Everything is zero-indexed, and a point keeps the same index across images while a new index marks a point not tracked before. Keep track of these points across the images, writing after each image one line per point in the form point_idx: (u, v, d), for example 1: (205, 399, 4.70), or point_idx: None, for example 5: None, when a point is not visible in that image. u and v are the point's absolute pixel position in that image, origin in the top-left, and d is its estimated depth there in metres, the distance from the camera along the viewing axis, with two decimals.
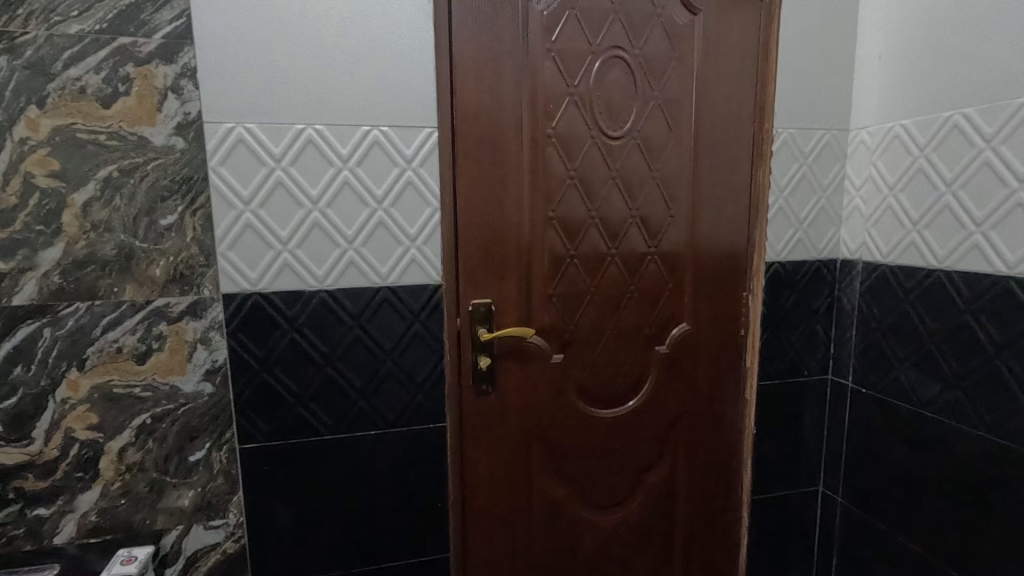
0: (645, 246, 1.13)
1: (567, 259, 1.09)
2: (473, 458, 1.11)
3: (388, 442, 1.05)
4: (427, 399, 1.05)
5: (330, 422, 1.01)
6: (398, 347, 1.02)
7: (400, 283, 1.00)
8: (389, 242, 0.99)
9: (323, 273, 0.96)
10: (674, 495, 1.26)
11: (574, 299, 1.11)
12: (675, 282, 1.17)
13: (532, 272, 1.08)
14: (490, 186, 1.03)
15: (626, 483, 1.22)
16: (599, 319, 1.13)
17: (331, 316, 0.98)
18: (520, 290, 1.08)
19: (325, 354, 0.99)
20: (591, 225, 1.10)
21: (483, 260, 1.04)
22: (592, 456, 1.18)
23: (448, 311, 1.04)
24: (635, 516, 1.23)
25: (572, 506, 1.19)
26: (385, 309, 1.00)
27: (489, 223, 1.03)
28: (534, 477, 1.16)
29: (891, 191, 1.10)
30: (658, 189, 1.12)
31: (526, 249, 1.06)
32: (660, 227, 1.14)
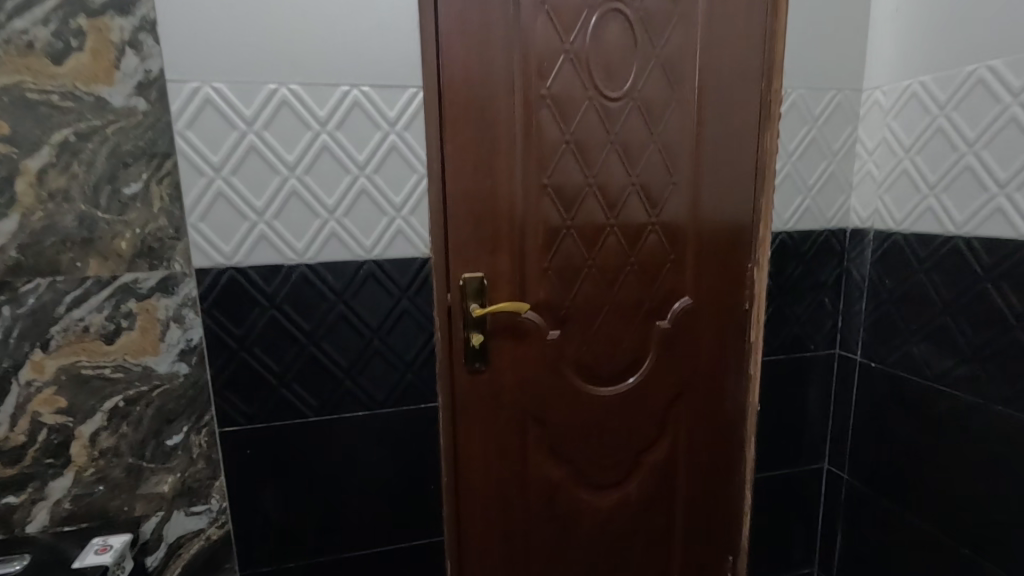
0: (645, 216, 1.07)
1: (563, 230, 1.03)
2: (466, 438, 1.06)
3: (377, 423, 1.00)
4: (417, 378, 1.00)
5: (316, 403, 0.96)
6: (386, 324, 0.97)
7: (385, 255, 0.94)
8: (374, 212, 0.92)
9: (302, 246, 0.90)
10: (675, 476, 1.22)
11: (571, 272, 1.05)
12: (677, 253, 1.11)
13: (526, 243, 1.02)
14: (481, 152, 0.96)
15: (625, 463, 1.18)
16: (598, 294, 1.07)
17: (313, 292, 0.92)
18: (515, 263, 1.02)
19: (308, 332, 0.93)
20: (589, 194, 1.03)
21: (473, 231, 0.98)
22: (590, 436, 1.14)
23: (438, 286, 0.98)
24: (634, 497, 1.20)
25: (569, 487, 1.15)
26: (371, 284, 0.94)
27: (479, 191, 0.97)
28: (530, 458, 1.11)
29: (906, 154, 1.04)
30: (660, 155, 1.05)
31: (519, 220, 1.00)
32: (662, 196, 1.08)
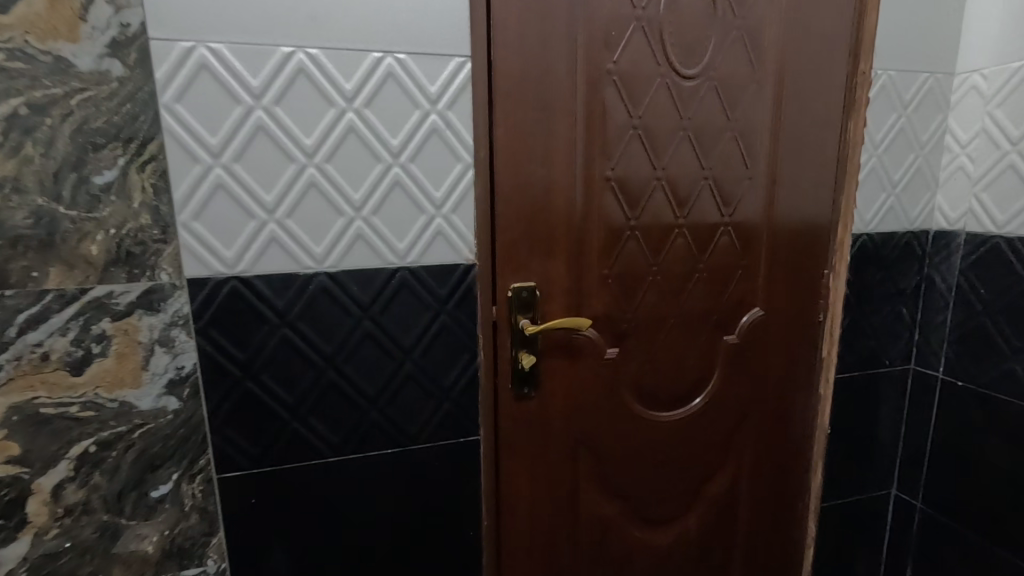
0: (717, 215, 0.93)
1: (626, 232, 0.88)
2: (509, 475, 0.91)
3: (409, 461, 0.84)
4: (456, 407, 0.84)
5: (337, 440, 0.80)
6: (421, 343, 0.80)
7: (422, 262, 0.78)
8: (409, 209, 0.76)
9: (322, 251, 0.73)
10: (736, 507, 1.08)
11: (633, 281, 0.90)
12: (749, 258, 0.97)
13: (584, 246, 0.86)
14: (536, 137, 0.80)
15: (683, 495, 1.03)
16: (662, 305, 0.93)
17: (334, 306, 0.75)
18: (571, 271, 0.86)
19: (328, 355, 0.76)
20: (656, 189, 0.88)
21: (525, 232, 0.82)
22: (647, 467, 1.00)
23: (482, 298, 0.82)
24: (692, 532, 1.06)
25: (622, 525, 1.00)
26: (404, 296, 0.78)
27: (533, 185, 0.81)
28: (581, 494, 0.96)
29: (1013, 147, 0.91)
30: (735, 145, 0.91)
31: (578, 219, 0.85)
32: (735, 192, 0.93)
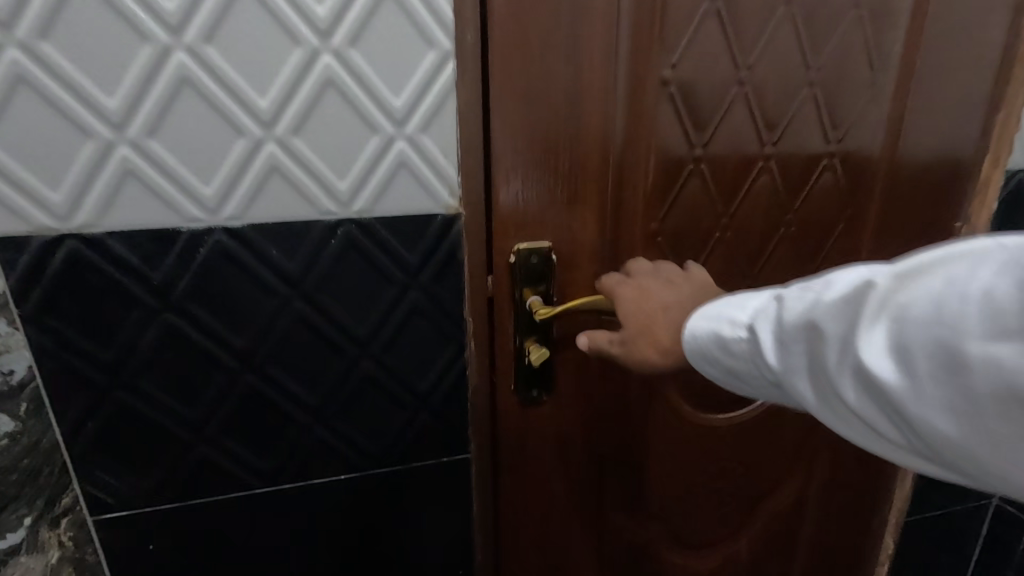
0: (815, 141, 0.64)
1: (685, 168, 0.60)
2: (512, 501, 0.67)
3: (372, 491, 0.60)
4: (437, 419, 0.60)
5: (265, 469, 0.56)
6: (382, 333, 0.54)
7: (376, 212, 0.51)
8: (352, 125, 0.48)
9: (214, 195, 0.46)
10: (799, 523, 0.86)
11: (691, 239, 0.63)
12: (853, 205, 0.69)
13: (623, 189, 0.58)
14: (556, 9, 0.50)
15: (737, 513, 0.80)
16: (728, 273, 0.66)
17: (244, 280, 0.49)
18: (602, 224, 0.59)
19: (242, 353, 0.51)
20: (735, 102, 0.58)
21: (537, 168, 0.54)
22: (694, 485, 0.76)
23: (471, 268, 0.55)
24: (744, 555, 0.84)
25: (659, 552, 0.78)
26: (352, 264, 0.52)
27: (551, 91, 0.52)
28: (606, 520, 0.73)
29: None
30: (858, 33, 0.60)
31: (615, 147, 0.56)
32: (845, 106, 0.63)
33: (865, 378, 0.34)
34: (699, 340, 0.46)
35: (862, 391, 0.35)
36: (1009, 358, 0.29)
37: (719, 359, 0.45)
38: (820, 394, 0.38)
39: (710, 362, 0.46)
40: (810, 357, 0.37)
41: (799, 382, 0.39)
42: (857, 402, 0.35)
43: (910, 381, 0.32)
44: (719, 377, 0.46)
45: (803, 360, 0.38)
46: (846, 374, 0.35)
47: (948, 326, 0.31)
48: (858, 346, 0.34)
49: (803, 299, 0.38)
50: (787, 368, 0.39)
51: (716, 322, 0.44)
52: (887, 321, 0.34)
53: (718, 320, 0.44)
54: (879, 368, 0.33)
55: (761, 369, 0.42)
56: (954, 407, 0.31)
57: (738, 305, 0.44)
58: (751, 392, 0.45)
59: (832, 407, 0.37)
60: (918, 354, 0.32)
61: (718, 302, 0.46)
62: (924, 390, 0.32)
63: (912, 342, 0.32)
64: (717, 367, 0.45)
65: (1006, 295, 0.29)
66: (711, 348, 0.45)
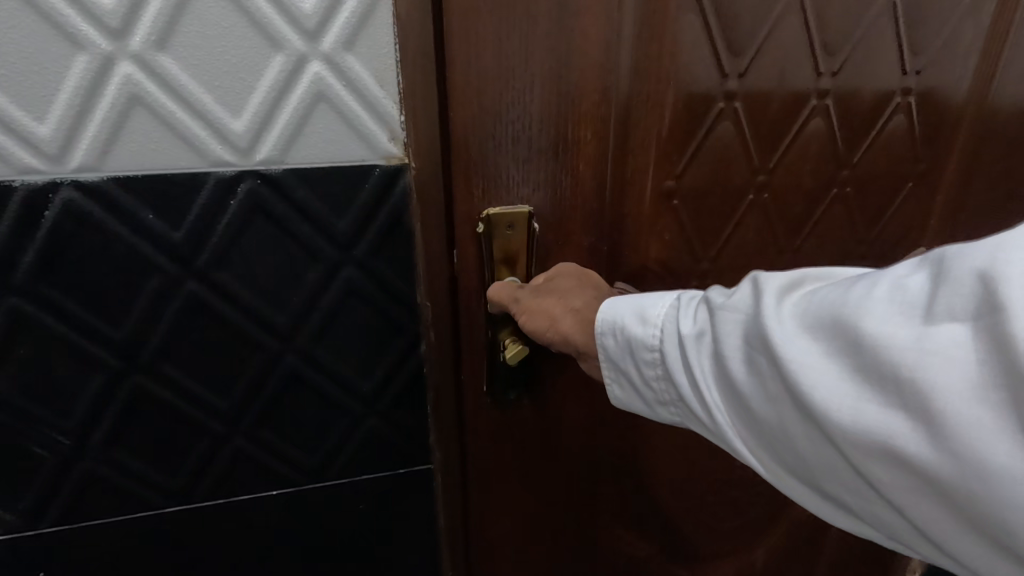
0: (887, 69, 0.48)
1: (713, 106, 0.45)
2: (488, 522, 0.56)
3: (314, 505, 0.50)
4: (389, 424, 0.48)
5: (176, 484, 0.45)
6: (310, 321, 0.43)
7: (287, 159, 0.37)
8: (239, 34, 0.34)
9: (52, 136, 0.33)
10: (826, 530, 0.75)
11: (718, 201, 0.49)
12: (924, 156, 0.55)
13: (631, 134, 0.44)
14: None
15: (755, 523, 0.70)
16: (764, 242, 0.53)
17: (114, 252, 0.37)
18: (602, 182, 0.45)
19: (124, 347, 0.40)
20: (784, 14, 0.43)
21: (513, 106, 0.39)
22: (706, 494, 0.65)
23: (425, 241, 0.42)
24: (759, 564, 0.74)
25: (662, 565, 0.68)
26: (262, 230, 0.39)
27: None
28: (604, 533, 0.63)
29: None
30: None
31: (620, 77, 0.41)
32: (927, 20, 0.47)
33: (749, 347, 0.29)
34: (617, 307, 0.36)
35: (750, 369, 0.30)
36: (902, 336, 0.24)
37: (620, 334, 0.36)
38: (703, 372, 0.32)
39: (614, 339, 0.36)
40: (709, 330, 0.32)
41: (685, 357, 0.33)
42: (738, 380, 0.30)
43: (799, 356, 0.27)
44: (608, 362, 0.37)
45: (698, 337, 0.32)
46: (728, 341, 0.30)
47: (850, 300, 0.26)
48: (754, 313, 0.30)
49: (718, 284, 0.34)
50: (680, 340, 0.33)
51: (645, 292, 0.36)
52: (789, 302, 0.29)
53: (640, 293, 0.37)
54: (768, 333, 0.28)
55: (655, 348, 0.34)
56: (838, 388, 0.26)
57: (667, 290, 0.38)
58: (634, 393, 0.37)
59: (711, 391, 0.32)
60: (818, 327, 0.27)
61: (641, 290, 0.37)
62: (810, 364, 0.27)
63: (813, 316, 0.27)
64: (619, 354, 0.36)
65: (918, 276, 0.25)
66: (622, 319, 0.36)
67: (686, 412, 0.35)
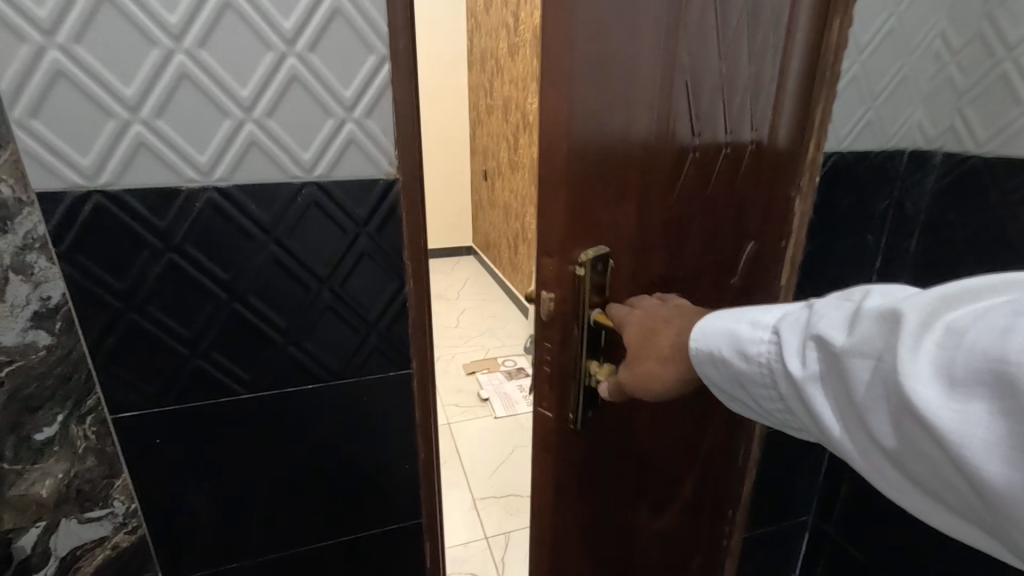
0: (756, 123, 0.85)
1: (694, 159, 0.82)
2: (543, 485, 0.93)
3: (332, 397, 0.77)
4: (384, 342, 0.77)
5: (248, 376, 0.72)
6: (340, 270, 0.71)
7: (333, 176, 0.67)
8: (311, 111, 0.63)
9: (207, 162, 0.62)
10: (702, 443, 1.07)
11: (691, 220, 0.86)
12: (761, 180, 0.90)
13: (651, 179, 0.79)
14: (612, 46, 0.68)
15: (680, 464, 1.06)
16: (710, 240, 0.89)
17: (229, 226, 0.65)
18: (639, 211, 0.80)
19: (227, 284, 0.67)
20: (717, 103, 0.80)
21: (598, 167, 0.75)
22: (656, 448, 1.01)
23: (544, 261, 0.79)
24: (690, 494, 1.11)
25: (636, 508, 1.04)
26: (314, 215, 0.67)
27: (610, 103, 0.72)
28: (556, 497, 0.94)
29: (952, 58, 0.89)
30: (734, 36, 0.77)
31: (643, 143, 0.76)
32: (748, 101, 0.83)
33: (880, 386, 0.43)
34: (727, 340, 0.56)
35: (887, 404, 0.43)
36: None
37: (746, 358, 0.55)
38: (828, 403, 0.48)
39: (715, 364, 0.58)
40: (831, 368, 0.47)
41: (820, 384, 0.48)
42: (878, 411, 0.43)
43: (939, 408, 0.38)
44: (737, 379, 0.57)
45: (830, 372, 0.47)
46: (859, 378, 0.44)
47: (990, 356, 0.36)
48: (886, 361, 0.42)
49: (837, 320, 0.47)
50: (808, 371, 0.49)
51: (739, 321, 0.56)
52: (920, 348, 0.40)
53: (750, 323, 0.55)
54: (903, 381, 0.40)
55: (773, 369, 0.53)
56: (969, 430, 0.37)
57: (766, 314, 0.55)
58: (756, 403, 0.57)
59: (860, 430, 0.46)
60: (950, 374, 0.38)
61: (740, 311, 0.57)
62: (952, 418, 0.38)
63: (951, 368, 0.38)
64: (715, 370, 0.59)
65: None
66: (733, 348, 0.56)
67: (809, 423, 0.52)
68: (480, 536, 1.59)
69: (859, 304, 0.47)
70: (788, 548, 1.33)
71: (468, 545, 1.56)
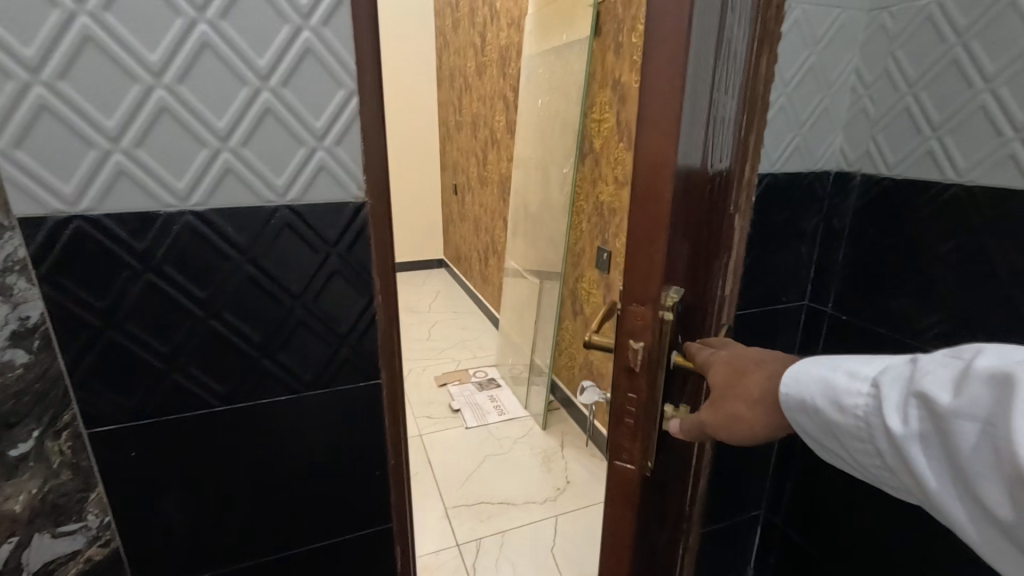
0: (724, 150, 0.87)
1: (707, 187, 0.77)
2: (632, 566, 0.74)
3: (305, 408, 0.81)
4: (355, 354, 0.81)
5: (224, 390, 0.75)
6: (312, 287, 0.76)
7: (304, 200, 0.71)
8: (284, 140, 0.68)
9: (185, 188, 0.66)
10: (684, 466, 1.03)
11: (702, 250, 0.82)
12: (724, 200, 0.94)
13: (696, 209, 0.71)
14: (699, 59, 0.58)
15: (677, 488, 1.00)
16: (705, 264, 0.88)
17: (205, 247, 0.69)
18: (689, 244, 0.71)
19: (203, 301, 0.71)
20: (716, 128, 0.77)
21: (682, 200, 0.61)
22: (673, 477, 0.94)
23: (631, 307, 0.62)
24: (677, 517, 1.06)
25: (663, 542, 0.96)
26: (288, 236, 0.72)
27: (692, 123, 0.60)
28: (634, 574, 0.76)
29: (866, 91, 1.00)
30: (728, 65, 0.77)
31: (696, 173, 0.67)
32: (726, 127, 0.85)
33: (995, 456, 0.40)
34: (814, 390, 0.53)
35: (1000, 475, 0.39)
36: None
37: (841, 410, 0.51)
38: (933, 467, 0.44)
39: (801, 411, 0.54)
40: (937, 429, 0.43)
41: (924, 445, 0.45)
42: (988, 480, 0.40)
43: None
44: (825, 430, 0.53)
45: (935, 433, 0.44)
46: (969, 443, 0.41)
47: None
48: (1001, 428, 0.39)
49: (946, 378, 0.44)
50: (910, 429, 0.46)
51: (835, 371, 0.52)
52: None
53: (844, 374, 0.52)
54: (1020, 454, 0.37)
55: (870, 423, 0.49)
56: None
57: (866, 364, 0.51)
58: (853, 457, 0.53)
59: (967, 498, 0.42)
60: None
61: (835, 361, 0.53)
62: None
63: None
64: (805, 419, 0.55)
65: None
66: (824, 398, 0.52)
67: (911, 486, 0.48)
68: (452, 543, 1.62)
69: (971, 362, 0.44)
70: (743, 542, 1.41)
71: (440, 553, 1.59)
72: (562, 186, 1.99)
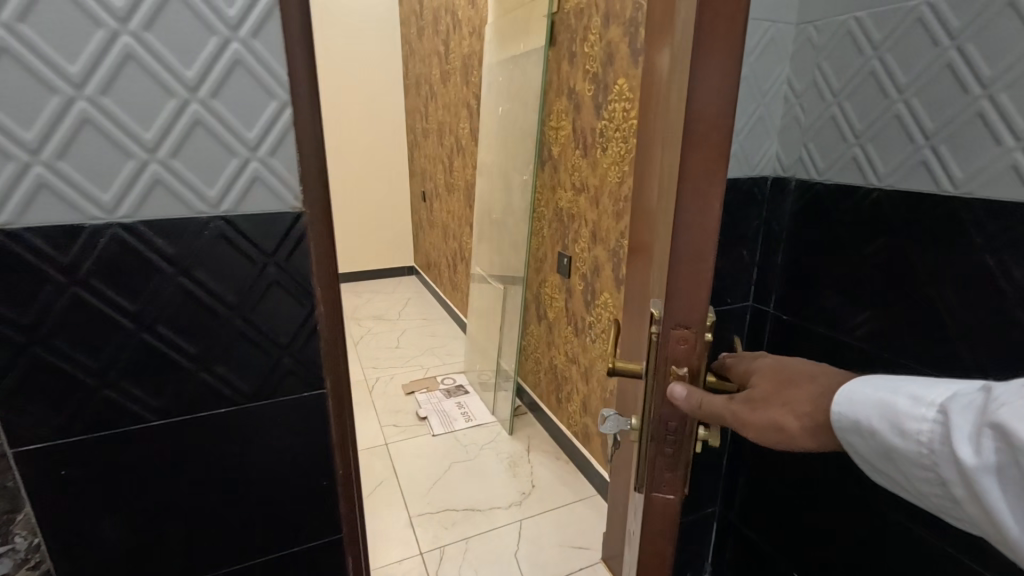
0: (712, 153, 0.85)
1: None
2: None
3: (247, 420, 0.80)
4: (298, 364, 0.81)
5: (159, 403, 0.74)
6: (251, 298, 0.75)
7: (239, 210, 0.71)
8: (216, 151, 0.68)
9: (111, 200, 0.65)
10: None
11: None
12: None
13: None
14: None
15: None
16: None
17: (135, 258, 0.68)
18: None
19: (135, 316, 0.70)
20: None
21: None
22: None
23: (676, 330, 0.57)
24: None
25: None
26: (223, 247, 0.72)
27: None
28: None
29: (797, 100, 1.05)
30: None
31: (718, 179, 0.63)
32: None
33: None
34: (872, 416, 0.51)
35: None
36: None
37: (902, 436, 0.49)
38: (1006, 500, 0.43)
39: (855, 433, 0.52)
40: (1016, 464, 0.41)
41: (997, 478, 0.43)
42: None
43: None
44: (884, 455, 0.51)
45: (1014, 468, 0.42)
46: None
47: None
48: None
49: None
50: (980, 460, 0.44)
51: (898, 394, 0.50)
52: None
53: (906, 398, 0.49)
54: None
55: (934, 451, 0.47)
56: None
57: (932, 389, 0.49)
58: (910, 484, 0.51)
59: None
60: None
61: (894, 385, 0.51)
62: None
63: None
64: (856, 441, 0.53)
65: None
66: (883, 423, 0.50)
67: (976, 515, 0.46)
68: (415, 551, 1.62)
69: None
70: (700, 539, 1.44)
71: (402, 562, 1.58)
72: (523, 193, 2.01)
